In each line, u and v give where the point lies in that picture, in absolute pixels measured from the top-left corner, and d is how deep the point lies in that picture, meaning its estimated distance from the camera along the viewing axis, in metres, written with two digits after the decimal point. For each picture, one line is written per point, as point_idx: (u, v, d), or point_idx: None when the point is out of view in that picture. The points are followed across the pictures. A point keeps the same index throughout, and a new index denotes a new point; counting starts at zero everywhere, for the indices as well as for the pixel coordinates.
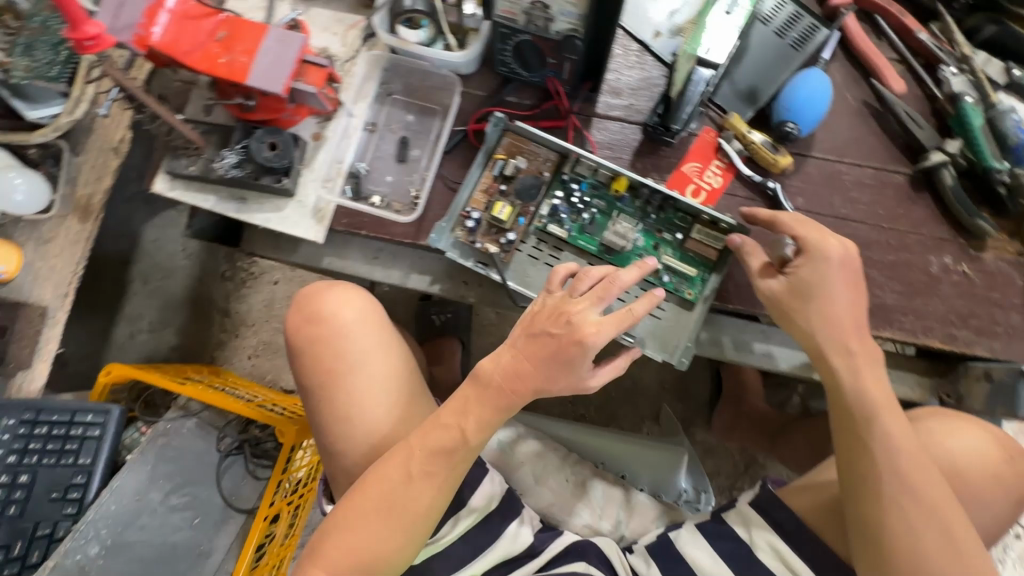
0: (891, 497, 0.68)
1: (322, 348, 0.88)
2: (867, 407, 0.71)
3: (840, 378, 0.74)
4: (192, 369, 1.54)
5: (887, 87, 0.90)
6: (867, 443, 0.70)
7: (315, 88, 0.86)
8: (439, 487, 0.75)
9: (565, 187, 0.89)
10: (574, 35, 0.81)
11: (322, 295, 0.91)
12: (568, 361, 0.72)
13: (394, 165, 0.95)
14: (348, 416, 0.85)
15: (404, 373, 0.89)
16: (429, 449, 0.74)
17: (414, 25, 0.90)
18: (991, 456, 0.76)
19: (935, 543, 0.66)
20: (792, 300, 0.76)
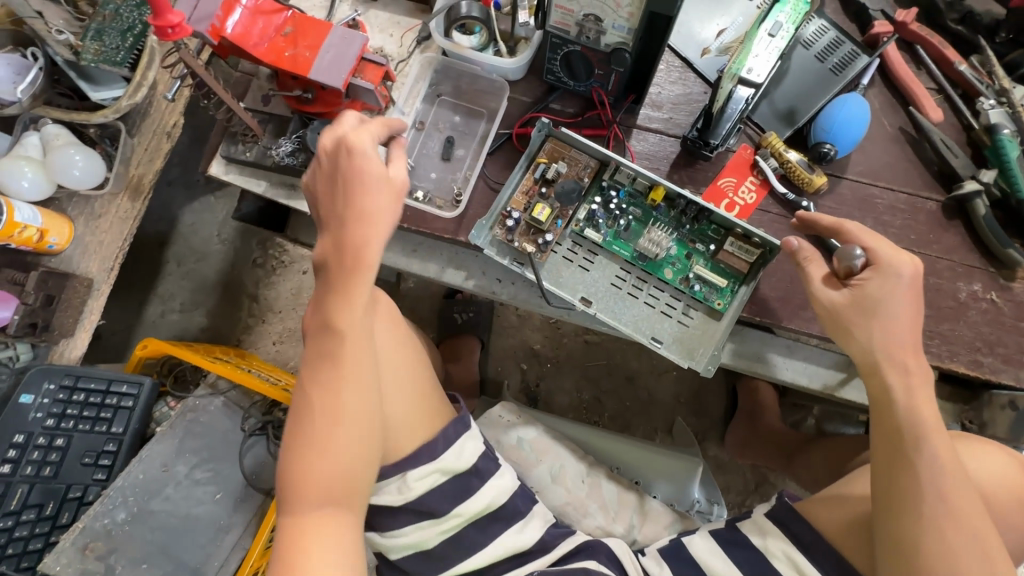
0: (932, 519, 0.68)
1: None
2: (913, 426, 0.72)
3: (890, 395, 0.75)
4: (219, 350, 1.59)
5: (924, 116, 0.92)
6: (912, 462, 0.71)
7: (372, 85, 0.90)
8: (356, 377, 0.70)
9: (604, 193, 0.92)
10: (623, 48, 0.84)
11: None
12: (352, 180, 0.71)
13: (438, 163, 0.99)
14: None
15: (411, 362, 0.97)
16: (320, 342, 0.70)
17: (468, 31, 0.95)
18: (1018, 482, 0.77)
19: (972, 566, 0.66)
20: (854, 312, 0.77)
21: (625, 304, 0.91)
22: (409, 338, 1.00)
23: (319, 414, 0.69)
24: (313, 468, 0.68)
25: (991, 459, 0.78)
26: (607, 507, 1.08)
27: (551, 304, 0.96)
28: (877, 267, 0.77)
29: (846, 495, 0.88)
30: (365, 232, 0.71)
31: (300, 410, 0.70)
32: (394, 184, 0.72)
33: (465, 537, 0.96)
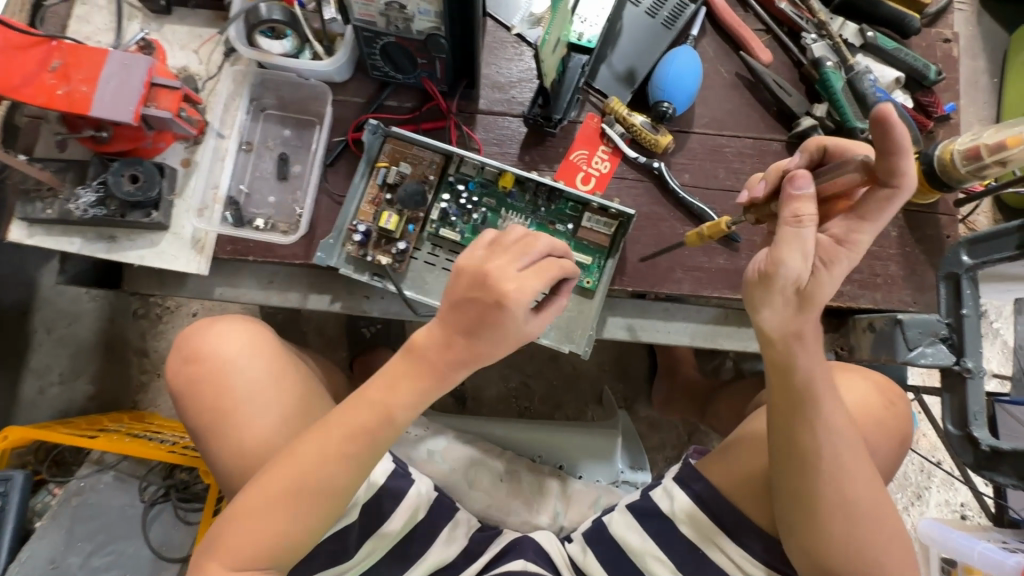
0: (829, 476, 0.65)
1: (206, 386, 0.84)
2: (814, 388, 0.64)
3: (793, 351, 0.62)
4: (108, 419, 1.44)
5: (755, 59, 0.92)
6: (810, 420, 0.65)
7: (171, 113, 0.80)
8: (358, 466, 0.73)
9: (453, 189, 0.87)
10: (437, 33, 0.78)
11: (203, 333, 0.88)
12: (498, 323, 0.67)
13: (275, 184, 0.91)
14: (246, 455, 0.82)
15: (304, 403, 0.87)
16: (351, 430, 0.71)
17: (278, 35, 0.85)
18: (872, 400, 0.77)
19: (865, 506, 0.66)
20: (791, 293, 0.60)
21: None
22: (293, 371, 0.89)
23: (307, 487, 0.71)
24: (273, 528, 0.71)
25: (857, 387, 0.78)
26: (530, 500, 1.06)
27: (421, 313, 0.91)
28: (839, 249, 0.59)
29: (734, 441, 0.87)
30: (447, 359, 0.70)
31: (289, 475, 0.71)
32: (520, 335, 0.68)
33: (382, 567, 0.92)
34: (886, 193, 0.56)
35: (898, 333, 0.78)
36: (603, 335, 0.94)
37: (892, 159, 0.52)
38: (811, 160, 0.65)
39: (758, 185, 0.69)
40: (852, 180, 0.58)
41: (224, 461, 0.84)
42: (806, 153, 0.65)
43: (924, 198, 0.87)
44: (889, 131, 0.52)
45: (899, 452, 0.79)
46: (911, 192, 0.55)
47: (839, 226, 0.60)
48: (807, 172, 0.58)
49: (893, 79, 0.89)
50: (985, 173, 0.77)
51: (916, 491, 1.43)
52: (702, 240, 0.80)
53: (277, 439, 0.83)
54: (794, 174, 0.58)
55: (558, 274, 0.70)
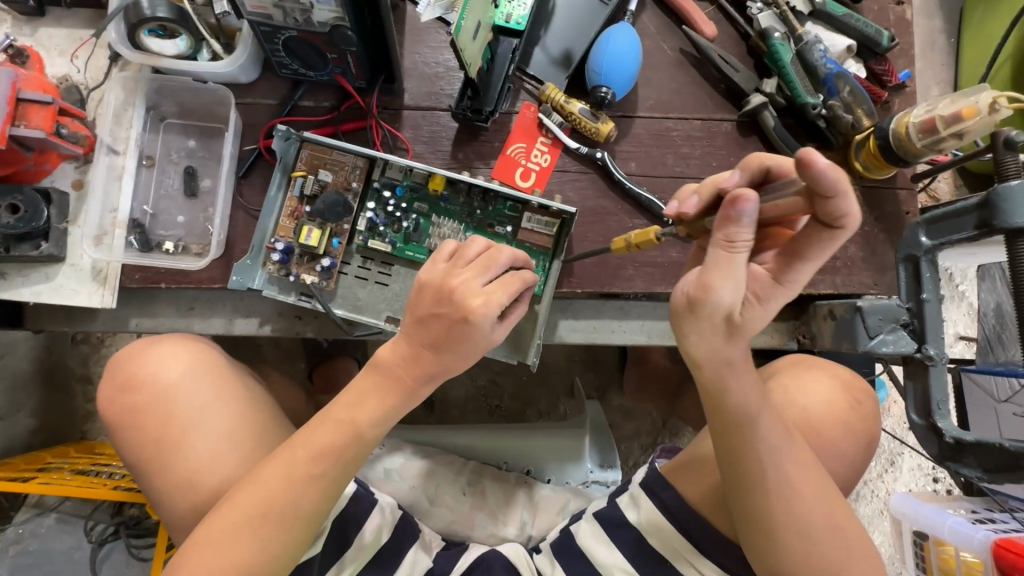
0: (778, 494, 0.63)
1: (145, 416, 0.71)
2: (749, 413, 0.61)
3: (725, 381, 0.60)
4: (51, 455, 1.29)
5: (698, 33, 0.85)
6: (751, 444, 0.62)
7: (44, 132, 0.70)
8: (327, 488, 0.64)
9: (379, 196, 0.80)
10: (341, 24, 0.69)
11: (140, 356, 0.74)
12: (464, 338, 0.63)
13: (183, 202, 0.82)
14: (195, 489, 0.69)
15: (258, 426, 0.74)
16: (317, 449, 0.63)
17: (170, 34, 0.76)
18: (835, 404, 0.74)
19: (821, 528, 0.64)
20: (720, 322, 0.56)
21: None
22: (246, 392, 0.76)
23: (271, 514, 0.61)
24: (230, 568, 0.60)
25: (816, 388, 0.75)
26: (495, 512, 1.02)
27: (355, 332, 0.84)
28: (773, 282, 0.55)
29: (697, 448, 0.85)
30: (415, 376, 0.65)
31: (250, 503, 0.61)
32: (479, 346, 0.64)
33: None
34: (828, 233, 0.51)
35: (858, 320, 0.75)
36: (557, 340, 0.89)
37: (832, 202, 0.48)
38: (752, 179, 0.58)
39: (690, 199, 0.60)
40: (791, 211, 0.53)
41: (169, 500, 0.70)
42: (747, 171, 0.57)
43: (880, 172, 0.81)
44: (829, 172, 0.47)
45: (866, 451, 0.76)
46: (854, 231, 0.51)
47: (776, 263, 0.55)
48: (752, 194, 0.50)
49: (844, 47, 0.83)
50: (941, 147, 0.73)
51: (889, 459, 1.43)
52: (630, 249, 0.70)
53: (229, 470, 0.70)
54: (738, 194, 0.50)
55: (519, 285, 0.66)
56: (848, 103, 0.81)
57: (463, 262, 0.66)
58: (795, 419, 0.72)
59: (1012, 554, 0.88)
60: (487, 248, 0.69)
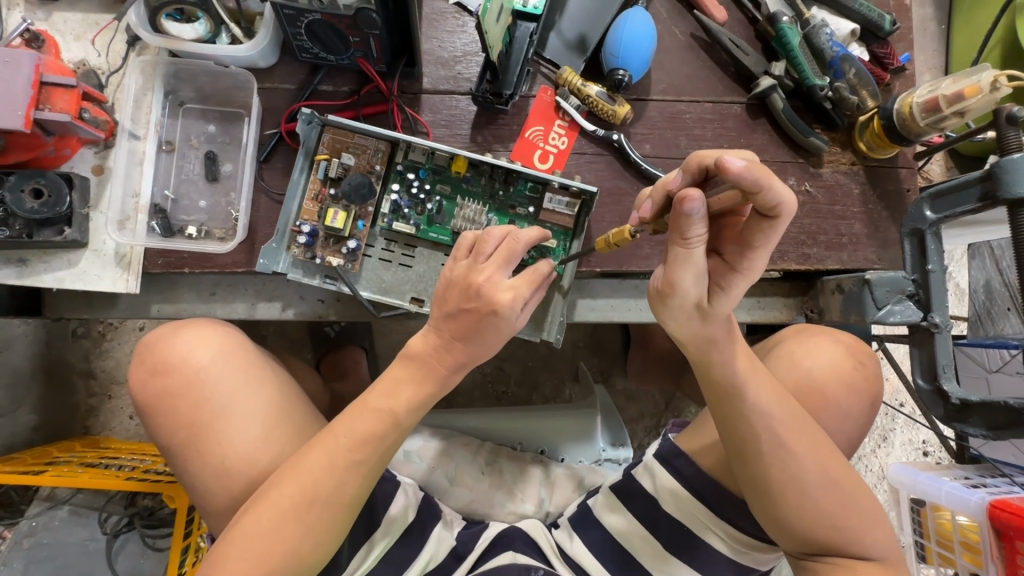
0: (776, 460, 0.66)
1: (177, 400, 0.72)
2: (738, 380, 0.65)
3: (708, 355, 0.65)
4: (57, 448, 1.27)
5: (709, 17, 0.87)
6: (741, 411, 0.66)
7: (69, 115, 0.70)
8: (368, 472, 0.66)
9: (402, 178, 0.81)
10: (366, 7, 0.69)
11: (169, 340, 0.74)
12: (495, 329, 0.65)
13: (204, 187, 0.82)
14: (230, 475, 0.70)
15: (288, 411, 0.75)
16: (358, 437, 0.64)
17: (188, 18, 0.76)
18: (840, 367, 0.77)
19: (824, 488, 0.66)
20: (691, 309, 0.61)
21: None
22: (272, 377, 0.77)
23: (314, 501, 0.63)
24: (274, 555, 0.61)
25: (823, 352, 0.78)
26: (513, 490, 1.03)
27: (381, 312, 0.86)
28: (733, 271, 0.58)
29: (706, 419, 0.88)
30: (449, 362, 0.67)
31: (294, 490, 0.62)
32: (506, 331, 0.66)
33: None
34: (767, 221, 0.53)
35: (866, 293, 0.78)
36: (575, 319, 0.92)
37: (759, 197, 0.49)
38: (694, 179, 0.56)
39: (645, 204, 0.62)
40: (733, 203, 0.54)
41: (202, 484, 0.71)
42: (686, 174, 0.56)
43: (884, 152, 0.86)
44: (748, 173, 0.48)
45: (869, 413, 0.79)
46: (792, 217, 0.53)
47: (731, 252, 0.58)
48: (696, 193, 0.50)
49: (848, 31, 0.87)
50: (943, 125, 0.78)
51: (882, 435, 1.49)
52: (610, 247, 0.70)
53: (263, 454, 0.71)
54: (680, 200, 0.50)
55: (540, 276, 0.68)
56: (853, 85, 0.84)
57: (483, 256, 0.66)
58: (798, 382, 0.76)
59: (1007, 514, 0.92)
60: (505, 239, 0.68)
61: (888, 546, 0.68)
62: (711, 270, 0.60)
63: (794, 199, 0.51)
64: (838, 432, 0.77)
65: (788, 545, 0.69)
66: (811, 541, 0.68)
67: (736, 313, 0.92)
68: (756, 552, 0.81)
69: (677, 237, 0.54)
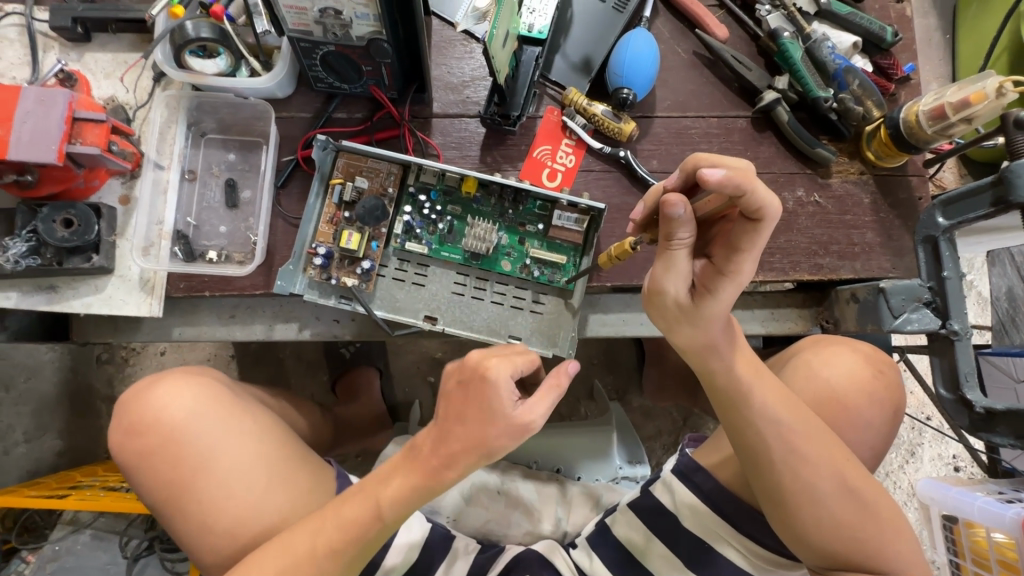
0: (788, 466, 0.64)
1: (155, 460, 0.70)
2: (745, 385, 0.64)
3: (708, 362, 0.64)
4: (81, 473, 1.29)
5: (711, 35, 0.89)
6: (748, 417, 0.65)
7: (99, 148, 0.74)
8: (351, 555, 0.64)
9: (414, 200, 0.83)
10: (378, 38, 0.73)
11: (142, 396, 0.73)
12: (484, 396, 0.59)
13: (224, 213, 0.85)
14: (214, 532, 0.70)
15: (268, 463, 0.72)
16: (343, 525, 0.63)
17: (210, 54, 0.80)
18: (859, 375, 0.76)
19: (839, 497, 0.65)
20: (680, 313, 0.60)
21: (473, 309, 0.84)
22: (254, 422, 0.75)
23: None
24: None
25: (840, 360, 0.77)
26: (530, 509, 1.02)
27: (395, 330, 0.87)
28: (718, 277, 0.57)
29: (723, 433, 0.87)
30: (441, 455, 0.61)
31: (276, 567, 0.63)
32: (499, 409, 0.59)
33: None
34: (750, 225, 0.53)
35: (882, 301, 0.77)
36: (587, 335, 0.92)
37: (743, 199, 0.51)
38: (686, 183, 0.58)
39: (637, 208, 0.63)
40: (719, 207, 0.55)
41: (194, 539, 0.71)
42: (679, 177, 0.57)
43: (892, 160, 0.86)
44: (727, 181, 0.51)
45: (891, 423, 0.77)
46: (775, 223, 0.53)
47: (719, 256, 0.57)
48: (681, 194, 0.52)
49: (850, 44, 0.88)
50: (951, 132, 0.77)
51: (910, 450, 1.45)
52: (613, 262, 0.73)
53: (246, 512, 0.70)
54: (666, 196, 0.52)
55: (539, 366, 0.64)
56: (858, 95, 0.85)
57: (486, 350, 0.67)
58: (817, 392, 0.75)
59: None
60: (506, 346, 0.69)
61: (912, 560, 0.66)
62: (700, 274, 0.59)
63: (776, 204, 0.52)
64: (860, 443, 0.75)
65: (807, 557, 0.68)
66: (829, 552, 0.66)
67: (749, 326, 0.92)
68: (781, 569, 0.78)
69: (665, 234, 0.55)
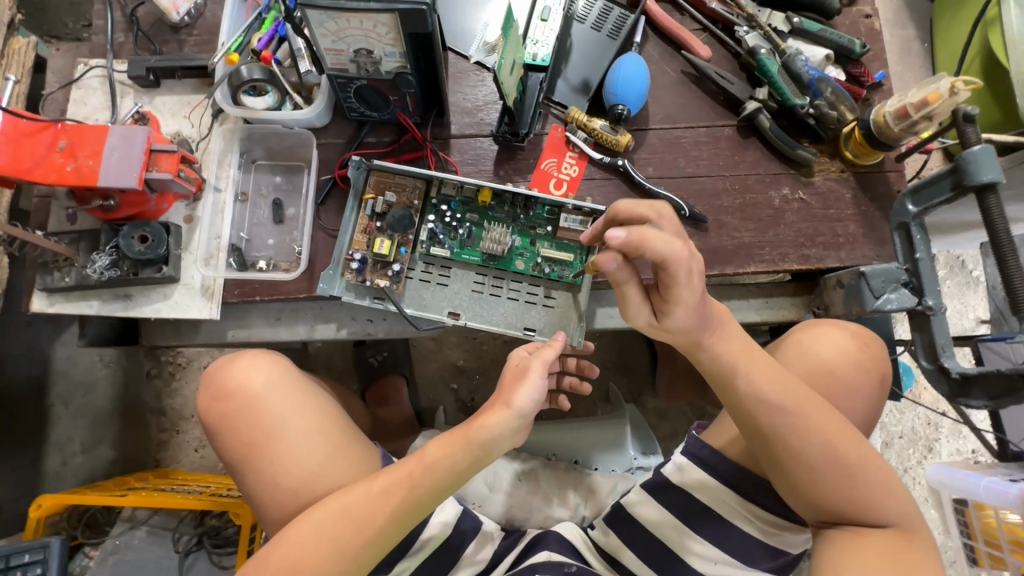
0: (781, 434, 0.71)
1: (236, 421, 0.83)
2: (728, 362, 0.73)
3: (695, 345, 0.74)
4: (134, 478, 1.39)
5: (696, 55, 1.00)
6: (739, 391, 0.72)
7: (171, 174, 0.87)
8: (399, 508, 0.72)
9: (437, 210, 0.94)
10: (404, 71, 0.85)
11: (228, 367, 0.86)
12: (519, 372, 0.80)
13: (272, 228, 0.98)
14: (278, 486, 0.80)
15: (329, 432, 0.84)
16: (397, 476, 0.73)
17: (260, 92, 0.93)
18: (847, 350, 0.83)
19: (831, 460, 0.70)
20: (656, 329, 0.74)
21: (491, 305, 0.94)
22: (314, 401, 0.86)
23: (351, 521, 0.71)
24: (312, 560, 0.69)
25: (830, 337, 0.84)
26: (550, 495, 1.09)
27: (422, 326, 0.98)
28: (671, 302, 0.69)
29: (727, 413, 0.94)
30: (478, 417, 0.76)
31: (332, 509, 0.72)
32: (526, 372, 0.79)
33: None
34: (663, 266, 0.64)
35: (863, 284, 0.84)
36: (596, 327, 1.01)
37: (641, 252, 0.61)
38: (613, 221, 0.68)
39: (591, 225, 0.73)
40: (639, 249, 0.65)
41: (257, 494, 0.81)
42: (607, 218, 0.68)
43: (869, 158, 0.94)
44: (626, 240, 0.61)
45: (878, 394, 0.84)
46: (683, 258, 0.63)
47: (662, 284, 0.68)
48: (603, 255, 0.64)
49: (822, 56, 0.98)
50: (916, 129, 0.86)
51: (926, 444, 1.48)
52: None
53: (307, 471, 0.80)
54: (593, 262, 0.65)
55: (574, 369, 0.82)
56: (831, 101, 0.94)
57: None
58: (809, 368, 0.82)
59: None
60: None
61: (902, 512, 0.72)
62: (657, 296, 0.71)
63: (673, 251, 0.62)
64: (852, 411, 0.82)
65: (808, 515, 0.74)
66: (828, 510, 0.72)
67: (746, 315, 1.00)
68: (786, 532, 0.84)
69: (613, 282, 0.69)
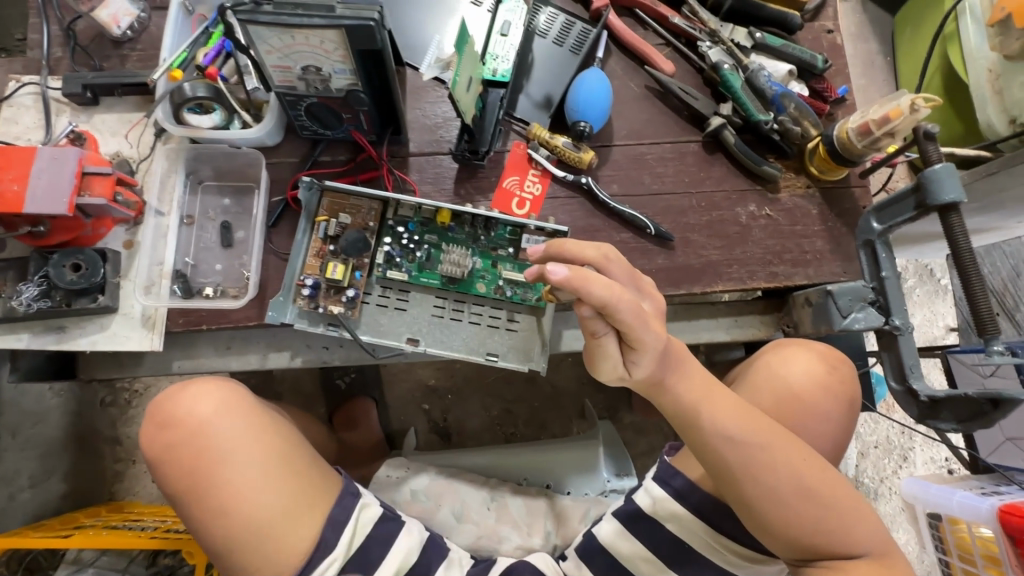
0: (745, 473, 0.68)
1: (181, 452, 0.77)
2: (689, 403, 0.69)
3: (656, 387, 0.69)
4: (84, 515, 1.30)
5: (660, 71, 0.98)
6: (702, 432, 0.69)
7: (106, 199, 0.82)
8: None
9: (394, 232, 0.90)
10: (355, 88, 0.82)
11: (174, 395, 0.80)
12: None
13: (220, 252, 0.92)
14: (227, 517, 0.74)
15: (282, 459, 0.78)
16: None
17: (205, 110, 0.89)
18: (815, 373, 0.81)
19: (798, 497, 0.68)
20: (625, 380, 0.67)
21: (452, 330, 0.90)
22: (270, 430, 0.80)
23: None
24: None
25: (798, 362, 0.82)
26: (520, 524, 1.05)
27: (380, 353, 0.94)
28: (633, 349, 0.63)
29: None
30: None
31: None
32: None
33: None
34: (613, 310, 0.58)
35: (831, 303, 0.82)
36: (562, 349, 0.97)
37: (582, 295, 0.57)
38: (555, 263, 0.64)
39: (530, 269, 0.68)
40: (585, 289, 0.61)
41: (201, 527, 0.76)
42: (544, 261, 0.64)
43: (834, 173, 0.93)
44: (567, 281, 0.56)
45: (846, 417, 0.82)
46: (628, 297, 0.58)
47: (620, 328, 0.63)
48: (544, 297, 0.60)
49: (785, 71, 0.96)
50: (879, 145, 0.85)
51: (902, 455, 1.47)
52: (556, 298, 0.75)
53: (254, 502, 0.75)
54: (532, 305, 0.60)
55: None
56: (796, 117, 0.93)
57: None
58: (777, 393, 0.80)
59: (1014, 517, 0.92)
60: None
61: (875, 540, 0.70)
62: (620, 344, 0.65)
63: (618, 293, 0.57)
64: (819, 437, 0.80)
65: (781, 552, 0.71)
66: (801, 546, 0.69)
67: (715, 334, 0.98)
68: (757, 565, 0.82)
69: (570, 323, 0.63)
